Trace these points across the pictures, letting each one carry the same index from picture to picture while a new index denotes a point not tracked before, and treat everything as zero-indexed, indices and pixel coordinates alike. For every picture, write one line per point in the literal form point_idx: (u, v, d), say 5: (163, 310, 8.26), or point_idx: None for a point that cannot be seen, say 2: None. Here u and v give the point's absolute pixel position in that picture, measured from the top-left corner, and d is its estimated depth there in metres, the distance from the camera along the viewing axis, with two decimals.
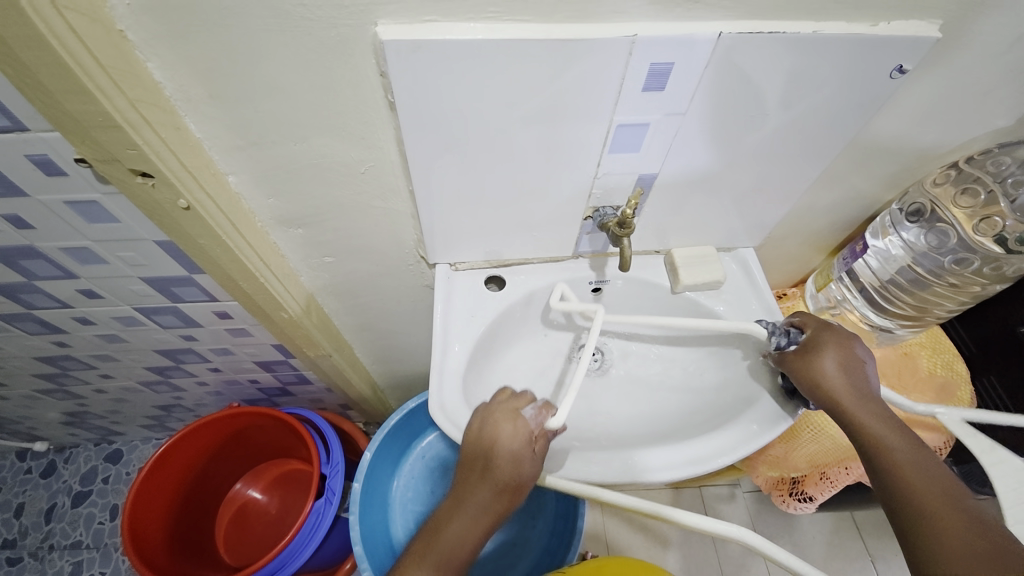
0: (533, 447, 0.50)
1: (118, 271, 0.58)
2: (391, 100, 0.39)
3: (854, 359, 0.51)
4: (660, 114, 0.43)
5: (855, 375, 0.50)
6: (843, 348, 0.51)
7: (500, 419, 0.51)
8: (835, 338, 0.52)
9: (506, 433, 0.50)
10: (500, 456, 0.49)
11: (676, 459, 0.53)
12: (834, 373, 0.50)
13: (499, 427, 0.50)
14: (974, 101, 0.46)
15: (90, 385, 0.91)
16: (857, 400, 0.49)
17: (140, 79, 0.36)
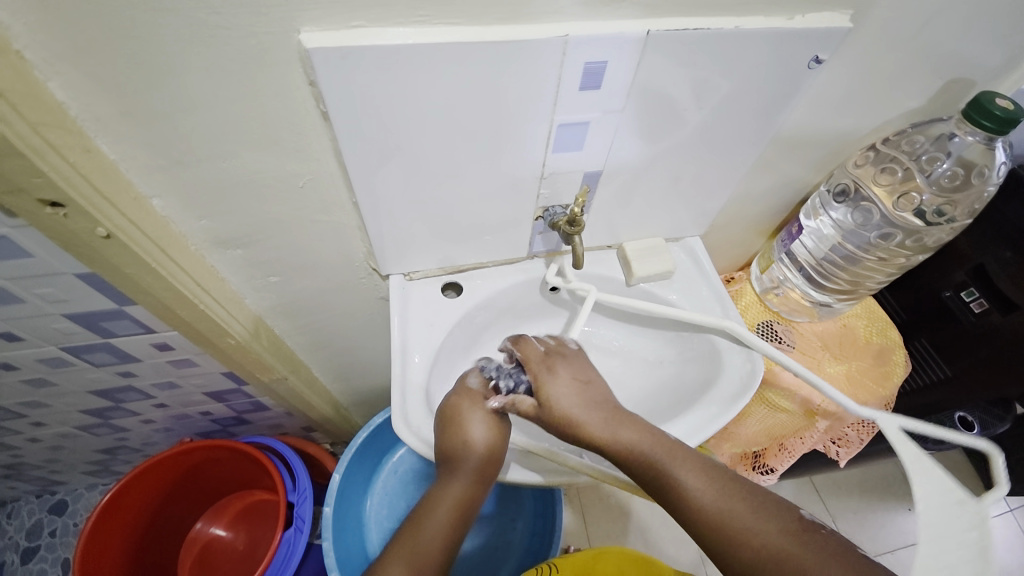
0: (503, 430, 0.50)
1: (38, 310, 0.53)
2: (324, 109, 0.38)
3: (578, 385, 0.51)
4: (600, 112, 0.44)
5: (593, 399, 0.50)
6: (571, 378, 0.51)
7: (457, 407, 0.50)
8: (553, 367, 0.51)
9: (473, 420, 0.49)
10: (467, 441, 0.48)
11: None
12: (574, 405, 0.49)
13: (461, 416, 0.49)
14: (885, 85, 0.49)
15: (20, 436, 0.83)
16: (602, 427, 0.48)
17: (41, 101, 0.33)
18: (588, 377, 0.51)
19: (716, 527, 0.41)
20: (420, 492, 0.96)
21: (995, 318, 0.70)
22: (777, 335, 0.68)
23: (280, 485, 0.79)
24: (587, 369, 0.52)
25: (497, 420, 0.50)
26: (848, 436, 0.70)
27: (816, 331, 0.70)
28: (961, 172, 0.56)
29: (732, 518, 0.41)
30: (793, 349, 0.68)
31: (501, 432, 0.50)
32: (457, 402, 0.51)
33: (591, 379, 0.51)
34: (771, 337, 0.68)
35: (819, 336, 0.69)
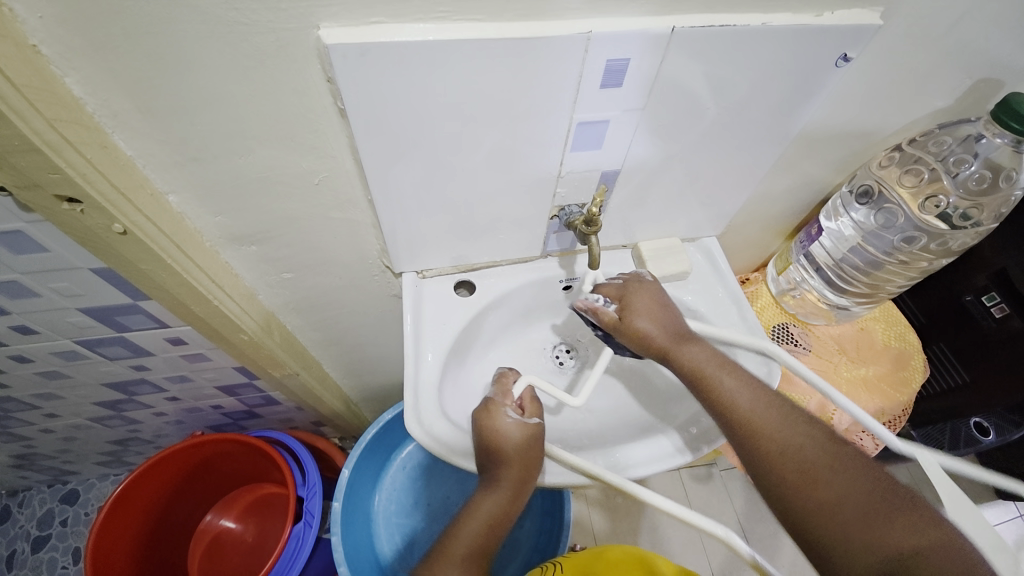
0: (537, 440, 0.50)
1: (54, 303, 0.53)
2: (342, 107, 0.37)
3: (662, 309, 0.54)
4: (619, 111, 0.43)
5: (664, 317, 0.54)
6: (653, 305, 0.54)
7: (496, 412, 0.51)
8: (639, 288, 0.56)
9: (505, 428, 0.49)
10: (501, 426, 0.49)
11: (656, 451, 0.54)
12: (647, 324, 0.53)
13: (491, 426, 0.50)
14: (912, 84, 0.48)
15: (35, 426, 0.84)
16: (670, 339, 0.52)
17: (58, 96, 0.33)
18: (664, 302, 0.55)
19: (749, 425, 0.45)
20: (429, 488, 0.97)
21: (1016, 322, 0.69)
22: (793, 337, 0.68)
23: (291, 480, 0.80)
24: (661, 295, 0.56)
25: (532, 432, 0.50)
26: (862, 441, 0.69)
27: (833, 335, 0.68)
28: (989, 175, 0.54)
29: (762, 428, 0.44)
30: (809, 352, 0.67)
31: (533, 444, 0.50)
32: (499, 405, 0.51)
33: (667, 303, 0.55)
34: (786, 340, 0.67)
35: (836, 340, 0.68)
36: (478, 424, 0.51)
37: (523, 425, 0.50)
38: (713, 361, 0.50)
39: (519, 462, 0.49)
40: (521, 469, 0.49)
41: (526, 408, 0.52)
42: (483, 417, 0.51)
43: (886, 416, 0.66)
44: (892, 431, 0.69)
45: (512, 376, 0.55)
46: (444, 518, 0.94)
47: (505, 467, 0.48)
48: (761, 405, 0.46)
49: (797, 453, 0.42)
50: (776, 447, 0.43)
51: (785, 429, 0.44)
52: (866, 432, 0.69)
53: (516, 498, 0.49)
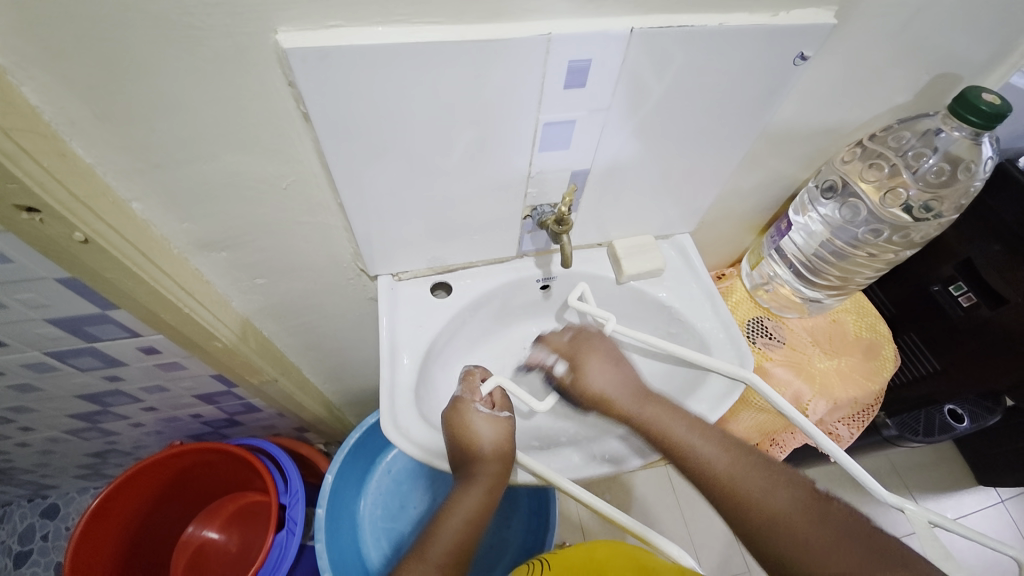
0: (510, 436, 0.51)
1: (20, 315, 0.52)
2: (305, 110, 0.37)
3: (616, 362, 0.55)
4: (585, 110, 0.43)
5: (623, 377, 0.54)
6: (607, 355, 0.56)
7: (468, 408, 0.52)
8: (591, 347, 0.57)
9: (476, 422, 0.51)
10: (475, 426, 0.51)
11: (633, 447, 0.55)
12: (602, 376, 0.54)
13: (464, 421, 0.51)
14: (872, 81, 0.49)
15: (8, 440, 0.82)
16: (629, 400, 0.52)
17: (12, 104, 0.32)
18: (620, 359, 0.55)
19: (724, 490, 0.44)
20: (416, 491, 0.97)
21: (983, 311, 0.70)
22: (767, 331, 0.69)
23: (272, 488, 0.79)
24: (617, 351, 0.56)
25: (504, 424, 0.52)
26: (839, 430, 0.71)
27: (806, 327, 0.70)
28: (948, 167, 0.56)
29: (738, 483, 0.43)
30: (783, 345, 0.68)
31: (505, 435, 0.51)
32: (470, 401, 0.52)
33: (622, 360, 0.56)
34: (761, 334, 0.69)
35: (809, 332, 0.70)
36: (451, 421, 0.52)
37: (494, 418, 0.52)
38: (676, 421, 0.49)
39: (494, 452, 0.50)
40: (496, 460, 0.50)
41: (497, 403, 0.54)
42: (455, 413, 0.52)
43: (859, 405, 0.67)
44: (865, 420, 0.71)
45: (478, 376, 0.55)
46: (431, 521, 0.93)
47: (480, 458, 0.49)
48: (731, 462, 0.45)
49: (778, 517, 0.40)
50: (758, 508, 0.41)
51: (764, 490, 0.42)
52: (842, 421, 0.70)
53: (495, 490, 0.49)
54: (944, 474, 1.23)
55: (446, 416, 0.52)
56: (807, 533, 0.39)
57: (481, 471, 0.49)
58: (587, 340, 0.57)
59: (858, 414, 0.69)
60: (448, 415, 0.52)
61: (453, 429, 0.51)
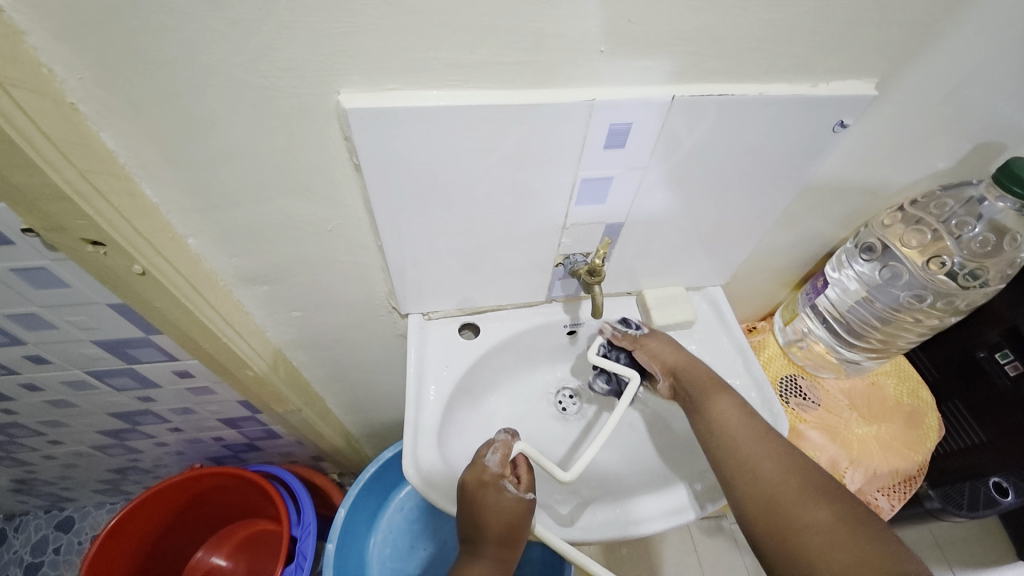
0: (527, 517, 0.49)
1: (69, 335, 0.54)
2: (356, 162, 0.39)
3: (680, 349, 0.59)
4: (623, 168, 0.44)
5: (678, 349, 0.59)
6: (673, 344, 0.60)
7: (492, 484, 0.49)
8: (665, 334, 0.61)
9: (494, 502, 0.48)
10: (499, 499, 0.48)
11: (659, 509, 0.54)
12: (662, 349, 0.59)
13: (481, 498, 0.48)
14: (912, 147, 0.49)
15: (38, 452, 0.84)
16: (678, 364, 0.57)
17: (89, 147, 0.34)
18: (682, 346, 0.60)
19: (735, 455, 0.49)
20: (426, 532, 0.94)
21: None
22: (801, 390, 0.67)
23: (284, 518, 0.78)
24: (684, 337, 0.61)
25: (525, 507, 0.49)
26: (878, 502, 0.64)
27: (842, 389, 0.67)
28: (993, 238, 0.55)
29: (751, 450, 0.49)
30: (818, 406, 0.66)
31: (521, 519, 0.48)
32: (496, 476, 0.50)
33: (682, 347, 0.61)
34: (794, 393, 0.67)
35: (847, 394, 0.67)
36: (468, 493, 0.49)
37: (517, 500, 0.49)
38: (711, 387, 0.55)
39: (503, 534, 0.48)
40: (505, 543, 0.48)
41: (522, 481, 0.51)
42: (473, 484, 0.49)
43: (902, 477, 0.63)
44: (907, 493, 0.66)
45: (510, 443, 0.52)
46: (440, 565, 0.91)
47: (488, 538, 0.47)
48: (759, 438, 0.49)
49: (775, 479, 0.46)
50: (758, 470, 0.47)
51: (770, 462, 0.47)
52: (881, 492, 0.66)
53: (501, 570, 0.49)
54: (992, 551, 1.14)
55: (463, 486, 0.49)
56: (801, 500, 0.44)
57: (488, 548, 0.48)
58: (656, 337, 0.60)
59: (899, 485, 0.65)
60: (466, 487, 0.49)
61: (471, 504, 0.48)
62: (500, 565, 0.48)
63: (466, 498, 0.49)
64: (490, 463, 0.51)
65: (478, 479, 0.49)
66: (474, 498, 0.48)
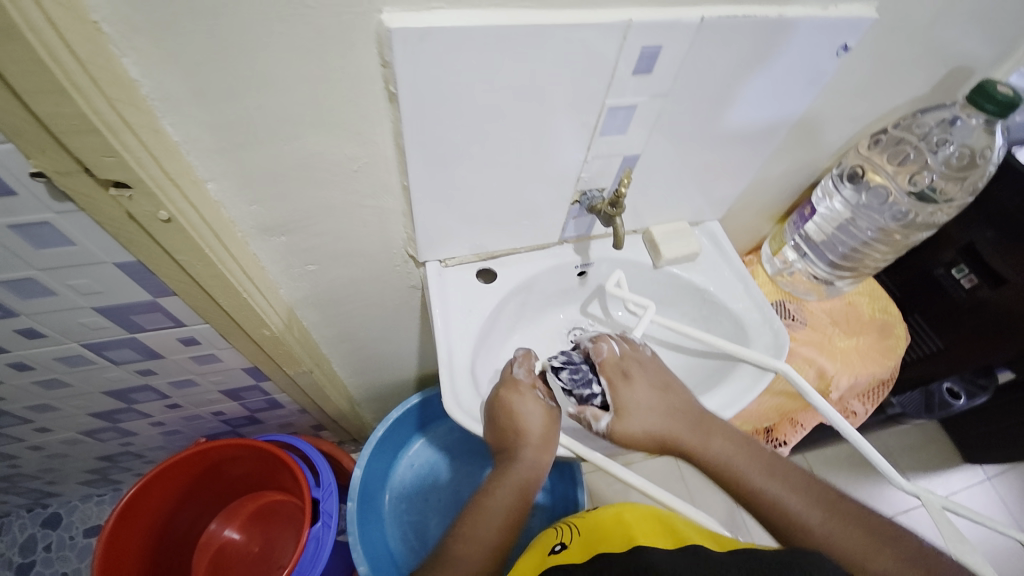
0: (556, 423, 0.53)
1: (68, 302, 0.51)
2: (393, 91, 0.39)
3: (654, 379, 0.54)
4: (647, 96, 0.46)
5: (675, 404, 0.53)
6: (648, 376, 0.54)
7: (528, 393, 0.53)
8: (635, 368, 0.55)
9: (530, 408, 0.52)
10: (526, 410, 0.52)
11: None
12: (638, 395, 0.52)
13: (519, 405, 0.52)
14: (896, 75, 0.53)
15: (22, 443, 0.79)
16: (693, 434, 0.51)
17: (115, 76, 0.32)
18: (662, 381, 0.54)
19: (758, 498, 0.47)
20: (439, 485, 0.95)
21: (984, 291, 0.75)
22: (789, 313, 0.73)
23: (304, 485, 0.77)
24: (659, 376, 0.55)
25: (554, 414, 0.53)
26: (854, 406, 0.75)
27: (825, 308, 0.74)
28: (968, 152, 0.61)
29: (773, 491, 0.47)
30: (805, 326, 0.72)
31: (554, 426, 0.52)
32: (529, 386, 0.54)
33: (669, 381, 0.55)
34: (784, 316, 0.72)
35: (829, 313, 0.74)
36: (504, 400, 0.52)
37: (547, 408, 0.53)
38: (721, 440, 0.50)
39: (540, 439, 0.51)
40: (543, 447, 0.51)
41: (549, 392, 0.55)
42: (511, 394, 0.53)
43: (878, 380, 0.71)
44: (880, 395, 0.75)
45: (532, 357, 0.57)
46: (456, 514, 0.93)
47: (528, 442, 0.51)
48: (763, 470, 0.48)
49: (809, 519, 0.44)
50: (795, 518, 0.45)
51: (868, 555, 0.41)
52: (859, 397, 0.74)
53: (536, 477, 0.51)
54: (934, 455, 1.30)
55: (500, 397, 0.53)
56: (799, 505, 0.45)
57: (525, 456, 0.50)
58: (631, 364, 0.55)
59: (875, 389, 0.73)
60: (501, 396, 0.53)
61: (510, 410, 0.52)
62: (534, 471, 0.51)
63: (495, 408, 0.52)
64: (517, 374, 0.55)
65: (507, 392, 0.53)
66: (504, 407, 0.52)
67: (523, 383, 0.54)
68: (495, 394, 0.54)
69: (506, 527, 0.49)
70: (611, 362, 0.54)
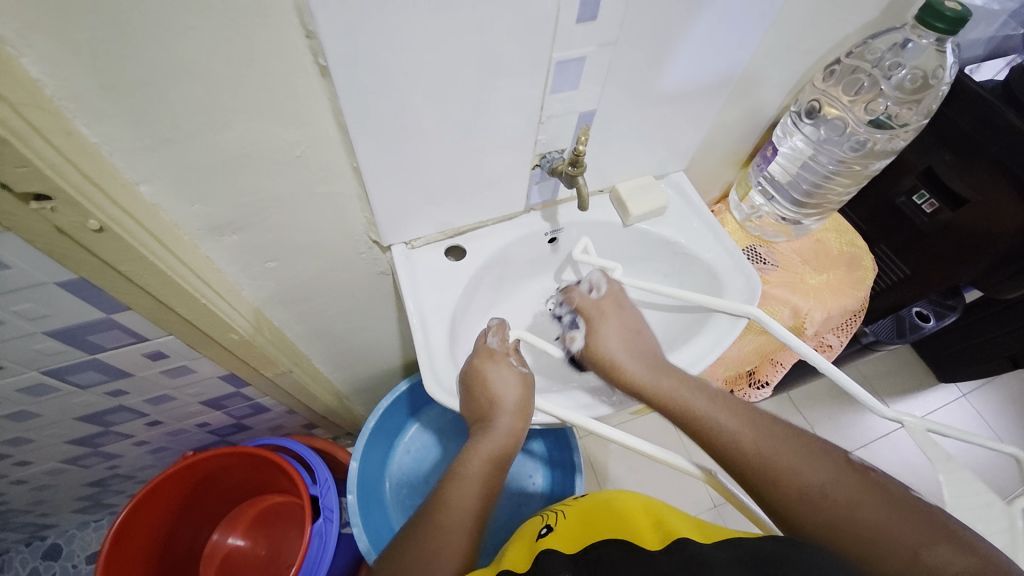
0: (531, 389, 0.54)
1: (15, 330, 0.48)
2: (324, 64, 0.36)
3: (633, 332, 0.56)
4: (595, 46, 0.44)
5: (638, 350, 0.54)
6: (625, 329, 0.56)
7: (502, 361, 0.54)
8: (611, 318, 0.57)
9: (505, 375, 0.53)
10: (499, 373, 0.53)
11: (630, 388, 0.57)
12: (610, 343, 0.55)
13: (494, 373, 0.53)
14: (845, 2, 0.52)
15: (1, 480, 0.77)
16: (644, 374, 0.52)
17: (13, 77, 0.29)
18: (635, 330, 0.56)
19: (703, 430, 0.46)
20: (436, 467, 0.96)
21: (945, 215, 0.76)
22: (761, 257, 0.74)
23: (301, 485, 0.76)
24: (634, 319, 0.57)
25: (527, 380, 0.54)
26: (830, 340, 0.76)
27: (795, 248, 0.75)
28: (921, 74, 0.60)
29: (722, 425, 0.45)
30: (777, 267, 0.73)
31: (529, 393, 0.53)
32: (503, 352, 0.55)
33: (639, 328, 0.57)
34: (756, 260, 0.73)
35: (798, 253, 0.75)
36: (479, 369, 0.53)
37: (521, 375, 0.54)
38: (678, 384, 0.50)
39: (515, 405, 0.52)
40: (518, 414, 0.52)
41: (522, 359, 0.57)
42: (485, 362, 0.54)
43: (849, 312, 0.73)
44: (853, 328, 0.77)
45: (506, 327, 0.57)
46: None
47: (503, 409, 0.51)
48: (712, 403, 0.47)
49: (754, 449, 0.43)
50: (741, 447, 0.43)
51: (804, 471, 0.40)
52: (834, 331, 0.76)
53: (512, 443, 0.52)
54: (910, 378, 1.36)
55: (474, 366, 0.54)
56: (747, 440, 0.43)
57: (499, 422, 0.51)
58: (603, 314, 0.58)
59: (847, 321, 0.75)
60: (477, 364, 0.54)
61: (485, 380, 0.52)
62: (510, 438, 0.51)
63: (469, 379, 0.53)
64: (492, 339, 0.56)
65: (480, 365, 0.54)
66: (478, 379, 0.53)
67: (494, 353, 0.55)
68: (469, 365, 0.54)
69: (480, 496, 0.48)
70: (587, 308, 0.59)
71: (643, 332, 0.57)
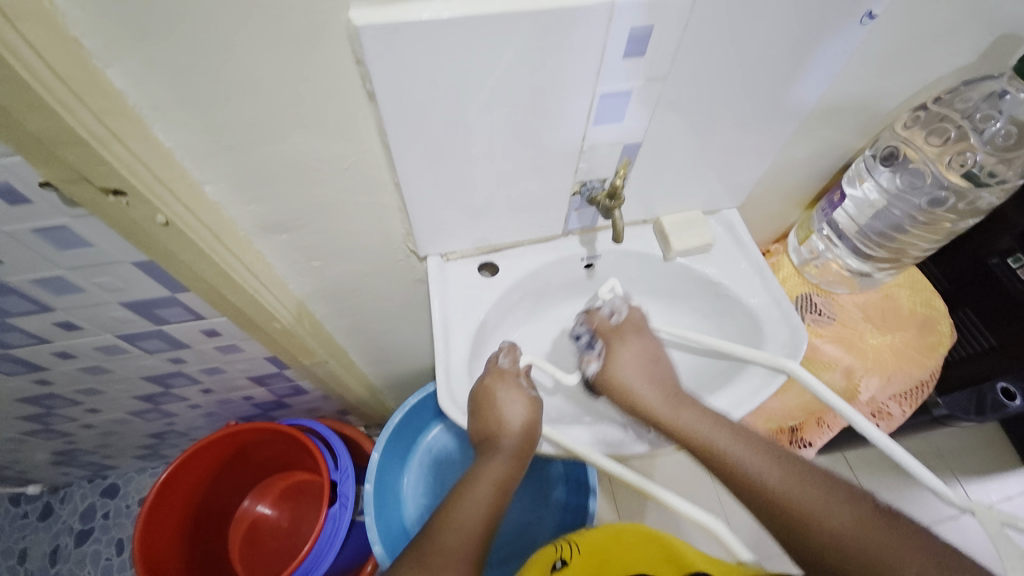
0: (539, 413, 0.53)
1: (96, 298, 0.55)
2: (371, 89, 0.38)
3: (652, 360, 0.54)
4: (643, 80, 0.43)
5: (655, 377, 0.52)
6: (646, 354, 0.54)
7: (510, 381, 0.55)
8: (624, 342, 0.55)
9: (513, 397, 0.53)
10: (505, 395, 0.53)
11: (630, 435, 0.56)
12: (624, 371, 0.53)
13: (503, 394, 0.53)
14: (937, 44, 0.47)
15: (79, 422, 0.87)
16: (660, 402, 0.50)
17: (102, 90, 0.34)
18: (653, 355, 0.54)
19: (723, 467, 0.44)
20: (455, 471, 0.97)
21: None
22: (816, 306, 0.68)
23: (324, 468, 0.80)
24: (653, 344, 0.55)
25: (535, 403, 0.54)
26: (890, 408, 0.69)
27: (858, 302, 0.68)
28: (1016, 131, 0.55)
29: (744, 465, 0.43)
30: (833, 321, 0.67)
31: (537, 417, 0.53)
32: (513, 373, 0.56)
33: (659, 354, 0.54)
34: (809, 310, 0.68)
35: (861, 308, 0.68)
36: (488, 389, 0.54)
37: (529, 398, 0.54)
38: (697, 418, 0.48)
39: (521, 427, 0.52)
40: (525, 437, 0.52)
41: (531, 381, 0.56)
42: (496, 381, 0.54)
43: (912, 380, 0.66)
44: (919, 398, 0.69)
45: (517, 348, 0.58)
46: None
47: (510, 431, 0.51)
48: (733, 438, 0.45)
49: (780, 493, 0.41)
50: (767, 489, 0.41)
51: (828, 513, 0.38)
52: (894, 399, 0.68)
53: (518, 465, 0.51)
54: (993, 458, 1.19)
55: (485, 385, 0.54)
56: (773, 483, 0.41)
57: (504, 443, 0.51)
58: (620, 339, 0.56)
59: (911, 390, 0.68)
60: (486, 384, 0.54)
61: (492, 400, 0.53)
62: (515, 461, 0.51)
63: (478, 398, 0.54)
64: (504, 358, 0.57)
65: (490, 385, 0.54)
66: (485, 398, 0.53)
67: (504, 374, 0.55)
68: (480, 383, 0.55)
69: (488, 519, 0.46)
70: (604, 329, 0.58)
71: (662, 359, 0.54)
